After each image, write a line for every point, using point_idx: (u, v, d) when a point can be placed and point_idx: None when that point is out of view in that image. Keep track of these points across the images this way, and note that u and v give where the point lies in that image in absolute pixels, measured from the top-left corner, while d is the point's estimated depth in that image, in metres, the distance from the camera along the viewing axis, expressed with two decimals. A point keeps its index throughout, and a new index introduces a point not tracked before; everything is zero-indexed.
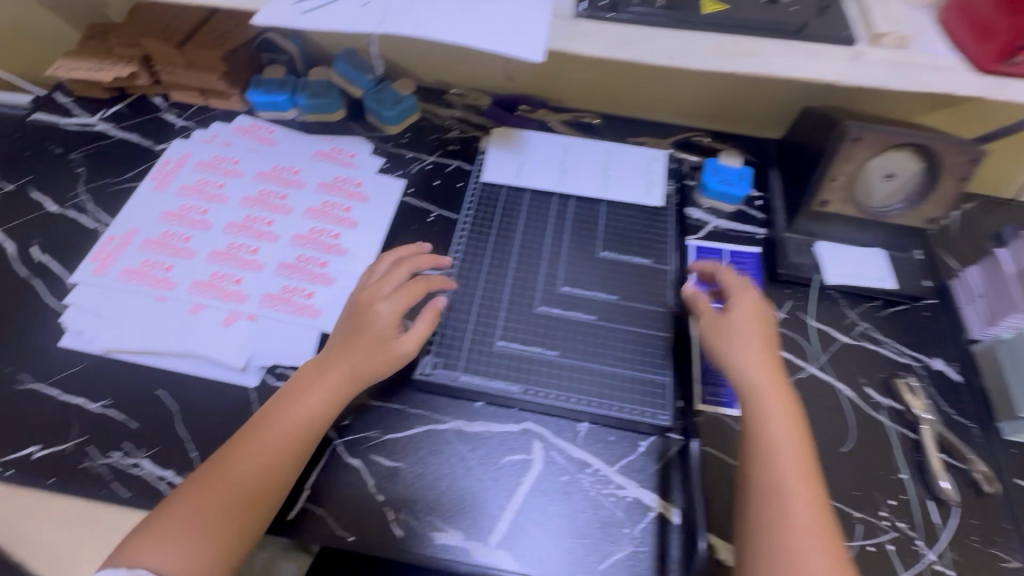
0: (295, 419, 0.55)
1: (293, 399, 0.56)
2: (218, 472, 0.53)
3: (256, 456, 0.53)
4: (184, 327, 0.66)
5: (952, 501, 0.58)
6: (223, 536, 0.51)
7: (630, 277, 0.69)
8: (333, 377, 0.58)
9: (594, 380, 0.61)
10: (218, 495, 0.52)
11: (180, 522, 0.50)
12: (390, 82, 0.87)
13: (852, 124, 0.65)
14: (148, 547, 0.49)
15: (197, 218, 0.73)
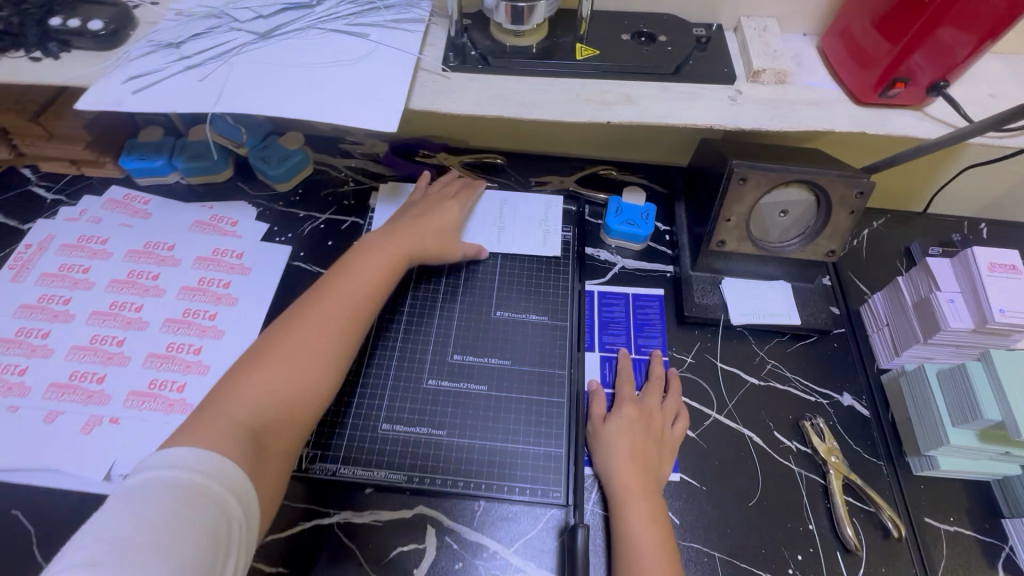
0: (378, 274, 0.62)
1: (366, 263, 0.62)
2: (280, 338, 0.55)
3: (345, 313, 0.57)
4: (35, 441, 0.58)
5: (859, 550, 0.58)
6: (302, 382, 0.53)
7: (522, 340, 0.68)
8: (404, 248, 0.66)
9: (484, 461, 0.59)
10: (310, 350, 0.54)
11: (261, 377, 0.51)
12: (277, 138, 0.83)
13: (738, 163, 0.63)
14: (233, 415, 0.48)
15: (59, 309, 0.66)
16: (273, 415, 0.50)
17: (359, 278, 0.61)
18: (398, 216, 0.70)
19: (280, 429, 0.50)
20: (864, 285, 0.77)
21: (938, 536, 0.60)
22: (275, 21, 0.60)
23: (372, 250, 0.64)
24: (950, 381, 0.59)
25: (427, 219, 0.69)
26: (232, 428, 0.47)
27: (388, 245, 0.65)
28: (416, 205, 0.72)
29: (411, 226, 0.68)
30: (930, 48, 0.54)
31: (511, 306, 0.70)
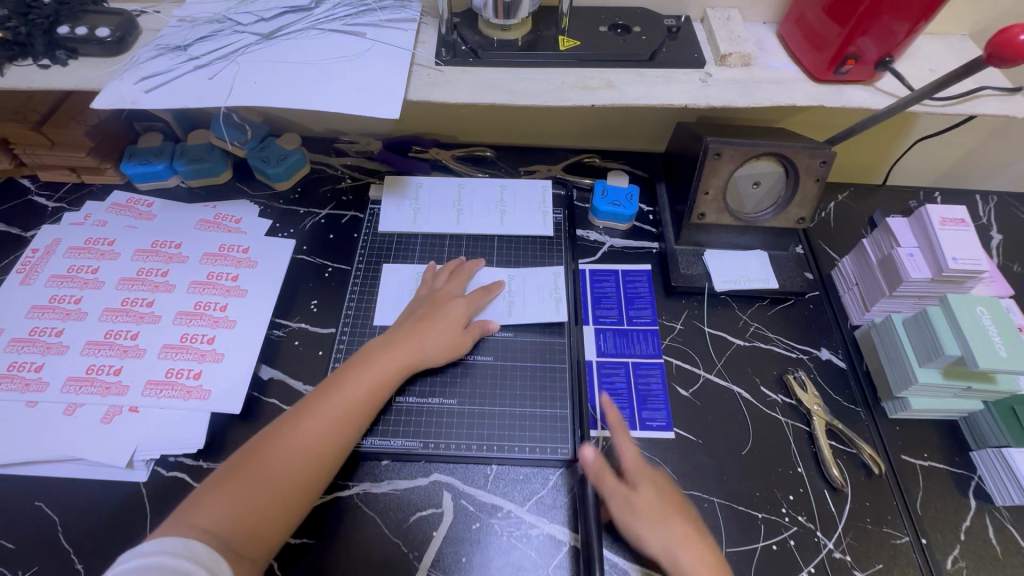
0: (373, 386, 0.59)
1: (365, 370, 0.60)
2: (266, 443, 0.54)
3: (335, 422, 0.56)
4: (57, 433, 0.60)
5: (844, 488, 0.63)
6: (279, 491, 0.52)
7: (520, 302, 0.73)
8: (410, 360, 0.62)
9: (495, 424, 0.64)
10: (292, 459, 0.53)
11: (241, 487, 0.51)
12: (275, 139, 0.86)
13: (712, 140, 0.68)
14: (210, 523, 0.48)
15: (70, 307, 0.68)
16: (247, 530, 0.49)
17: (354, 386, 0.59)
18: (405, 316, 0.67)
19: (254, 542, 0.49)
20: (834, 251, 0.83)
21: (914, 470, 0.65)
22: (276, 24, 0.64)
23: (371, 359, 0.61)
24: (915, 326, 0.64)
25: (434, 327, 0.65)
26: (207, 535, 0.47)
27: (391, 351, 0.62)
28: (424, 303, 0.68)
29: (416, 327, 0.64)
30: (874, 31, 0.61)
31: (507, 298, 0.73)
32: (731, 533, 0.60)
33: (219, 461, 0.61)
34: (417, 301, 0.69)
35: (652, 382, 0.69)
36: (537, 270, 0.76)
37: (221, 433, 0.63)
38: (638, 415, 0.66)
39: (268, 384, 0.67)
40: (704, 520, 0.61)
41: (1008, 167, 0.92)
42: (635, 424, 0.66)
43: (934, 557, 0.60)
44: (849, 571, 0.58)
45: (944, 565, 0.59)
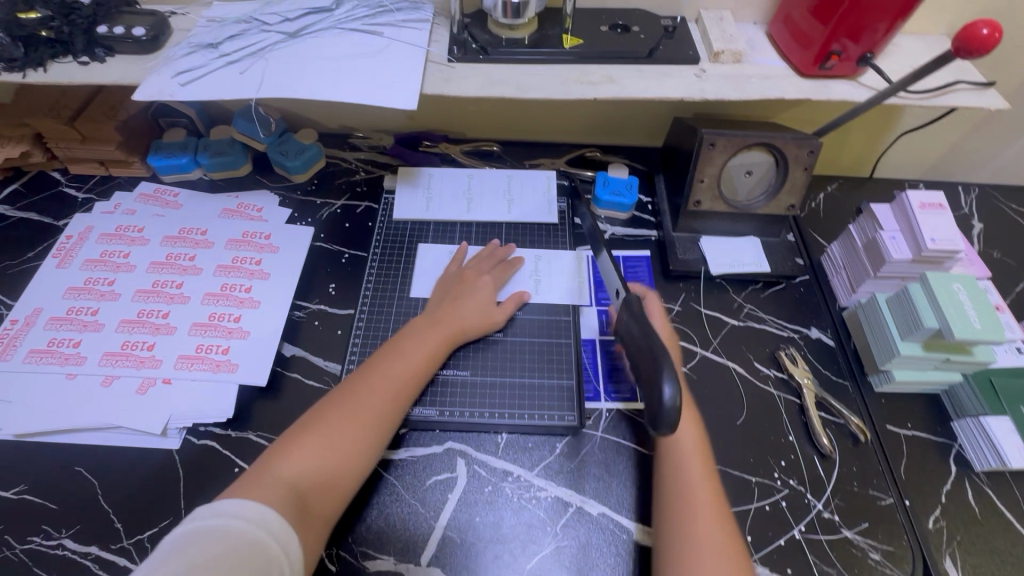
0: (421, 360, 0.65)
1: (415, 344, 0.66)
2: (328, 413, 0.59)
3: (389, 392, 0.61)
4: (95, 403, 0.64)
5: (832, 454, 0.67)
6: (346, 453, 0.57)
7: (545, 280, 0.78)
8: (450, 334, 0.68)
9: (524, 389, 0.68)
10: (355, 422, 0.58)
11: (310, 451, 0.55)
12: (293, 134, 0.91)
13: (706, 131, 0.73)
14: (287, 480, 0.53)
15: (105, 289, 0.72)
16: (315, 485, 0.54)
17: (403, 359, 0.64)
18: (438, 298, 0.72)
19: (321, 497, 0.54)
20: (824, 239, 0.88)
21: (898, 439, 0.69)
22: (300, 23, 0.69)
23: (416, 337, 0.67)
24: (897, 304, 0.69)
25: (468, 305, 0.71)
26: (280, 489, 0.52)
27: (434, 329, 0.68)
28: (454, 283, 0.74)
29: (453, 305, 0.70)
30: (855, 29, 0.66)
31: (530, 276, 0.78)
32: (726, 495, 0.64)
33: (247, 429, 0.66)
34: (447, 280, 0.75)
35: None
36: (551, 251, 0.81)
37: (248, 405, 0.67)
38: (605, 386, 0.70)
39: (291, 360, 0.71)
40: None
41: (988, 161, 0.97)
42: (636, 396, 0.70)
43: (917, 518, 0.64)
44: (837, 530, 0.63)
45: (925, 524, 0.63)
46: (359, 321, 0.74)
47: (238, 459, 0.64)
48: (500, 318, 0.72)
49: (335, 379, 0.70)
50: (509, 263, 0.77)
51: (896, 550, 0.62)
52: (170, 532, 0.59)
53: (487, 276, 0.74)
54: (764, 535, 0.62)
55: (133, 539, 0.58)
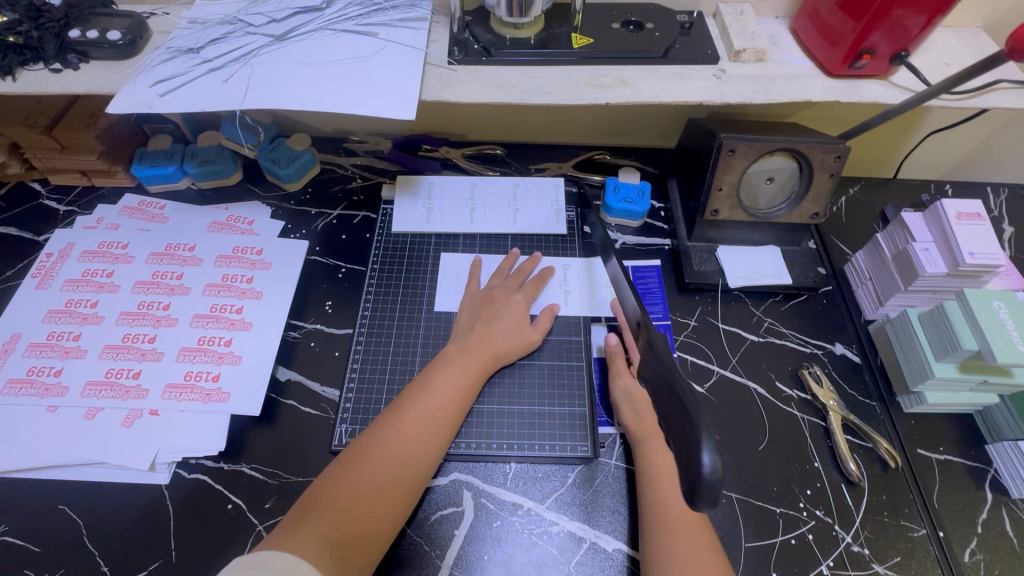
0: (456, 391, 0.62)
1: (446, 375, 0.62)
2: (359, 454, 0.56)
3: (424, 428, 0.58)
4: (78, 437, 0.60)
5: (861, 482, 0.63)
6: (382, 497, 0.54)
7: (574, 291, 0.74)
8: (482, 362, 0.64)
9: (558, 418, 0.65)
10: (390, 463, 0.55)
11: (343, 497, 0.53)
12: (285, 140, 0.86)
13: (725, 136, 0.68)
14: (321, 531, 0.50)
15: (87, 311, 0.68)
16: (355, 534, 0.51)
17: (437, 391, 0.61)
18: (468, 319, 0.69)
19: (362, 547, 0.51)
20: (847, 246, 0.83)
21: (930, 464, 0.65)
22: (288, 25, 0.64)
23: (449, 365, 0.63)
24: (931, 321, 0.65)
25: (500, 327, 0.67)
26: (319, 541, 0.49)
27: (467, 356, 0.64)
28: (484, 303, 0.70)
29: (485, 329, 0.67)
30: (890, 25, 0.60)
31: (561, 286, 0.75)
32: (750, 528, 0.61)
33: (241, 462, 0.62)
34: (474, 298, 0.71)
35: None
36: (569, 259, 0.77)
37: (241, 435, 0.63)
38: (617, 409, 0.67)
39: (286, 385, 0.67)
40: (723, 515, 0.61)
41: (1018, 160, 0.92)
42: None
43: (951, 550, 0.60)
44: (867, 564, 0.59)
45: (961, 557, 0.60)
46: (362, 341, 0.70)
47: (231, 494, 0.60)
48: (534, 339, 0.68)
49: (333, 406, 0.66)
50: (539, 276, 0.74)
51: None
52: None
53: (518, 294, 0.71)
54: (790, 571, 0.58)
55: None
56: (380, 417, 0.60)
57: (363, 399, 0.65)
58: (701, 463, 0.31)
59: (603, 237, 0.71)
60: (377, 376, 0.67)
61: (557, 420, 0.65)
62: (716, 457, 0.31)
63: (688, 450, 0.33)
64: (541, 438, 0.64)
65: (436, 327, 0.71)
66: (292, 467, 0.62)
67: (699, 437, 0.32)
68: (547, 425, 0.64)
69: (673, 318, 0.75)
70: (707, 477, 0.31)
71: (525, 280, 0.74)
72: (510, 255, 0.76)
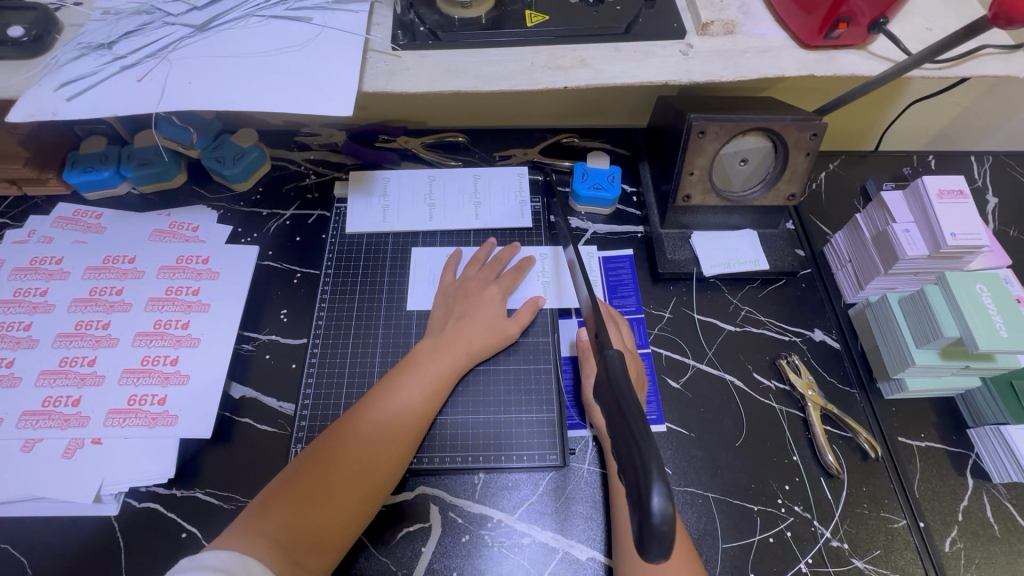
0: (427, 392, 0.58)
1: (418, 374, 0.59)
2: (321, 455, 0.53)
3: (391, 429, 0.55)
4: (15, 472, 0.56)
5: (840, 474, 0.61)
6: (342, 504, 0.51)
7: (553, 282, 0.71)
8: (456, 361, 0.61)
9: (529, 423, 0.63)
10: (353, 467, 0.52)
11: (301, 500, 0.50)
12: (229, 136, 0.80)
13: (695, 117, 0.64)
14: (275, 535, 0.47)
15: (20, 335, 0.64)
16: (309, 539, 0.48)
17: (406, 390, 0.58)
18: (442, 313, 0.65)
19: (316, 553, 0.48)
20: (826, 227, 0.80)
21: (911, 452, 0.63)
22: (210, 12, 0.58)
23: (420, 362, 0.60)
24: (912, 306, 0.62)
25: (475, 321, 0.64)
26: (269, 544, 0.46)
27: (440, 353, 0.61)
28: (457, 297, 0.66)
29: (460, 324, 0.64)
30: None
31: (540, 277, 0.71)
32: (727, 529, 0.59)
33: (194, 487, 0.59)
34: (447, 292, 0.67)
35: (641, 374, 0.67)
36: (545, 248, 0.74)
37: (194, 459, 0.60)
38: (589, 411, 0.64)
39: (240, 403, 0.64)
40: (699, 516, 0.59)
41: (1003, 126, 0.89)
42: (660, 419, 0.64)
43: (932, 540, 0.59)
44: (847, 560, 0.58)
45: (941, 547, 0.58)
46: (321, 348, 0.66)
47: (184, 522, 0.57)
48: (511, 333, 0.65)
49: (290, 421, 0.63)
50: (518, 266, 0.70)
51: None
52: None
53: (493, 287, 0.67)
54: (768, 571, 0.57)
55: None
56: (346, 416, 0.56)
57: (320, 413, 0.62)
58: (651, 506, 0.32)
59: (566, 230, 0.67)
60: (333, 387, 0.64)
61: (528, 424, 0.63)
62: (666, 499, 0.32)
63: (637, 489, 0.33)
64: (516, 441, 0.62)
65: (397, 332, 0.67)
66: (248, 490, 0.59)
67: (649, 478, 0.33)
68: (516, 431, 0.62)
69: (646, 311, 0.72)
70: (657, 520, 0.32)
71: (501, 270, 0.70)
72: (486, 244, 0.72)
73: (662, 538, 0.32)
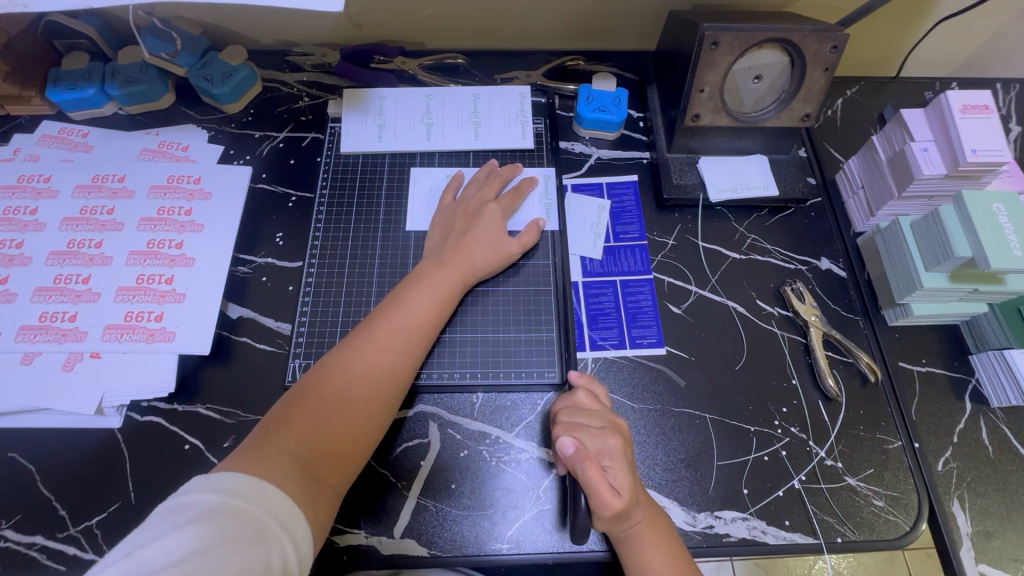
0: (433, 307, 0.58)
1: (423, 289, 0.58)
2: (330, 372, 0.52)
3: (399, 346, 0.55)
4: (20, 383, 0.57)
5: (838, 398, 0.61)
6: (356, 417, 0.51)
7: (557, 205, 0.69)
8: (460, 277, 0.60)
9: (529, 342, 0.62)
10: (364, 382, 0.52)
11: (315, 416, 0.50)
12: (216, 53, 0.75)
13: (709, 26, 0.60)
14: (290, 450, 0.47)
15: (12, 253, 0.63)
16: (325, 452, 0.49)
17: (411, 308, 0.57)
18: (441, 233, 0.64)
19: (337, 464, 0.49)
20: (839, 154, 0.77)
21: (911, 377, 0.63)
22: None
23: (423, 279, 0.59)
24: (924, 229, 0.60)
25: (476, 239, 0.62)
26: (288, 460, 0.46)
27: (444, 269, 0.60)
28: (456, 217, 0.64)
29: (462, 243, 0.62)
30: None
31: (543, 198, 0.69)
32: (723, 447, 0.59)
33: (195, 402, 0.59)
34: (446, 213, 0.66)
35: (642, 299, 0.66)
36: (541, 170, 0.71)
37: (194, 375, 0.60)
38: (590, 334, 0.64)
39: (238, 323, 0.63)
40: (696, 436, 0.60)
41: None
42: (660, 343, 0.64)
43: (925, 460, 0.59)
44: (840, 477, 0.58)
45: (935, 467, 0.59)
46: (315, 270, 0.65)
47: (187, 434, 0.58)
48: (512, 251, 0.64)
49: (288, 341, 0.62)
50: (518, 188, 0.68)
51: (901, 495, 0.58)
52: (120, 517, 0.54)
53: (493, 205, 0.65)
54: (761, 486, 0.58)
55: (80, 527, 0.54)
56: (352, 334, 0.56)
57: (317, 331, 0.62)
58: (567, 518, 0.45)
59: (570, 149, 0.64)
60: (331, 308, 0.63)
61: (528, 343, 0.62)
62: None
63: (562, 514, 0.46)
64: (519, 361, 0.62)
65: (394, 253, 0.66)
66: (247, 404, 0.59)
67: None
68: (516, 349, 0.62)
69: (650, 238, 0.70)
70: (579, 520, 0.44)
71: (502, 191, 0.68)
72: (486, 165, 0.69)
73: None
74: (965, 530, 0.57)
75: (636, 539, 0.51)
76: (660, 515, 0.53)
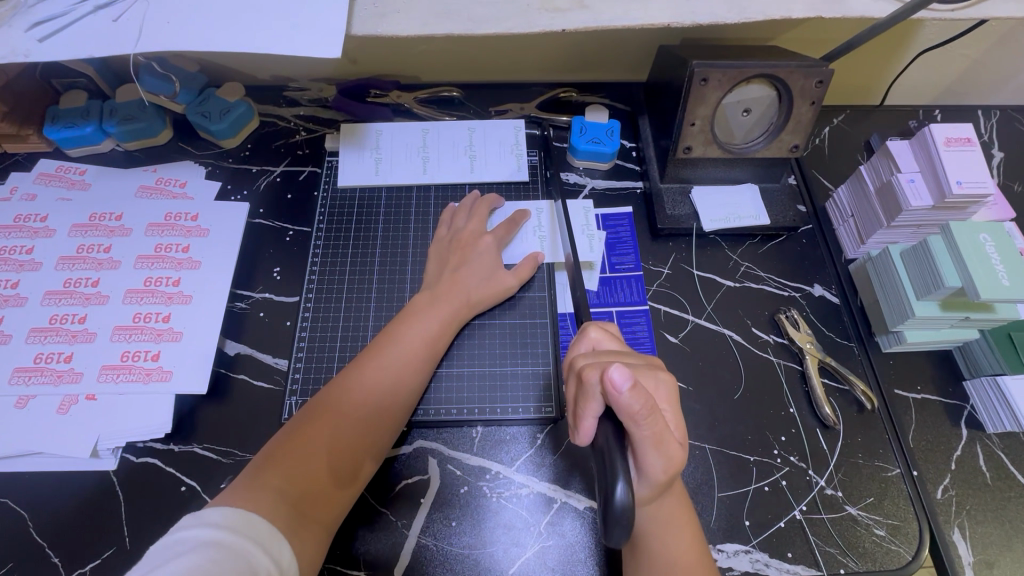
0: (426, 341, 0.58)
1: (416, 324, 0.59)
2: (325, 407, 0.52)
3: (390, 380, 0.55)
4: (14, 427, 0.56)
5: (836, 426, 0.61)
6: (346, 453, 0.51)
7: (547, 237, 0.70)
8: (454, 311, 0.61)
9: (521, 377, 0.63)
10: (357, 417, 0.52)
11: (303, 451, 0.49)
12: (215, 90, 0.76)
13: (697, 63, 0.62)
14: (277, 485, 0.46)
15: (7, 293, 0.63)
16: (312, 489, 0.48)
17: (406, 342, 0.57)
18: (436, 266, 0.64)
19: (323, 501, 0.48)
20: (828, 181, 0.79)
21: (907, 404, 0.64)
22: None
23: (417, 313, 0.60)
24: (914, 258, 0.61)
25: (471, 273, 0.63)
26: (273, 496, 0.46)
27: (438, 303, 0.61)
28: (450, 250, 0.65)
29: (456, 277, 0.63)
30: None
31: (536, 232, 0.70)
32: (723, 478, 0.59)
33: (192, 442, 0.59)
34: (441, 245, 0.66)
35: (639, 329, 0.66)
36: (529, 203, 0.72)
37: (190, 414, 0.60)
38: None
39: (236, 360, 0.63)
40: (696, 467, 0.60)
41: (1015, 79, 0.86)
42: None
43: (925, 488, 0.59)
44: (840, 506, 0.58)
45: (934, 495, 0.60)
46: (312, 305, 0.65)
47: (184, 476, 0.57)
48: (509, 285, 0.64)
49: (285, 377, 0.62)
50: (513, 219, 0.69)
51: (902, 524, 0.58)
52: (114, 563, 0.53)
53: (488, 238, 0.66)
54: (763, 518, 0.58)
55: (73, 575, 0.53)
56: (347, 368, 0.56)
57: (314, 368, 0.62)
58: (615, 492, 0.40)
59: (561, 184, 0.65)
60: (327, 344, 0.63)
61: (519, 378, 0.62)
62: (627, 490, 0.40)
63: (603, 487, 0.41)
64: (513, 397, 0.62)
65: (391, 287, 0.67)
66: (244, 444, 0.59)
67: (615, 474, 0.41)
68: (511, 384, 0.62)
69: (645, 267, 0.71)
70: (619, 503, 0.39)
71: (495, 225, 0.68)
72: (486, 199, 0.70)
73: (623, 521, 0.39)
74: (967, 558, 0.57)
75: (660, 512, 0.49)
76: (684, 498, 0.51)
